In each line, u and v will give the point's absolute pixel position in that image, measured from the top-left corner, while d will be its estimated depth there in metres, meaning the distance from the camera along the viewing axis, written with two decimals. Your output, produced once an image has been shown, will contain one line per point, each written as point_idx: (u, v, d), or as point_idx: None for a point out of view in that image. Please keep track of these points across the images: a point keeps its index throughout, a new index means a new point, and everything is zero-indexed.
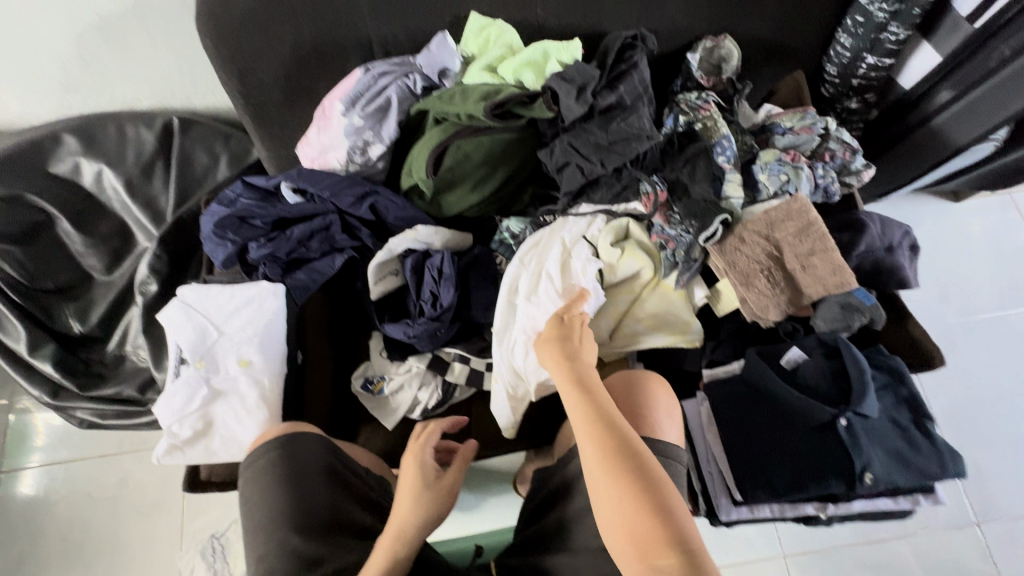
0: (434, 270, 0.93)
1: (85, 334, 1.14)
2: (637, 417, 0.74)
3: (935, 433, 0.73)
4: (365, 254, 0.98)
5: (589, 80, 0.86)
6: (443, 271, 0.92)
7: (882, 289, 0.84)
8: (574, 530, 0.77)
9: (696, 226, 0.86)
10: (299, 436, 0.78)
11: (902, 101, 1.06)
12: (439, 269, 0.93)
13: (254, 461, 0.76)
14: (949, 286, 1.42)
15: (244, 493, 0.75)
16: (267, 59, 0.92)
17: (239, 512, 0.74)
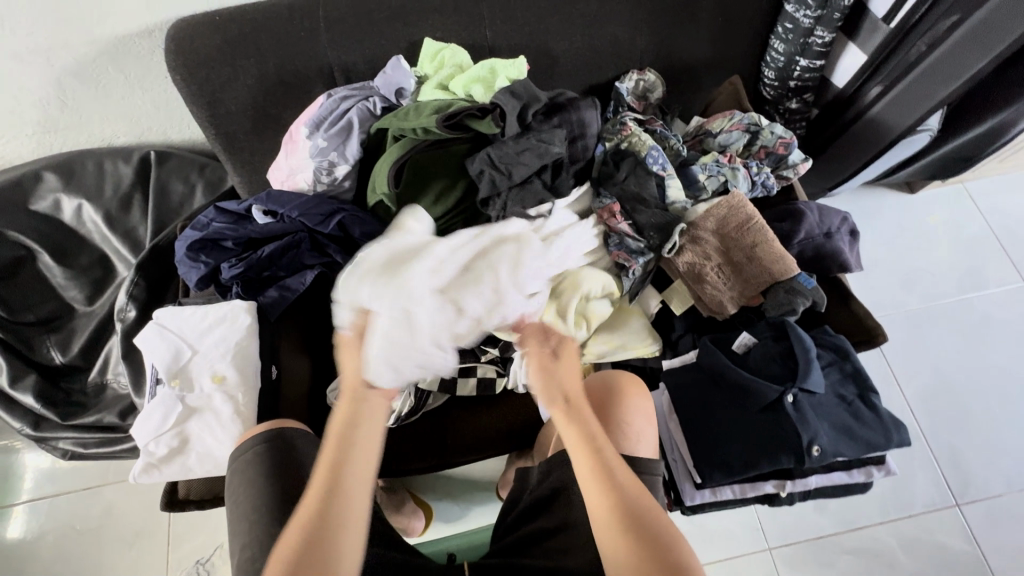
0: None
1: (67, 364, 1.16)
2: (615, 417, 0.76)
3: (880, 405, 0.76)
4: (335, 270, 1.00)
5: (533, 101, 0.91)
6: None
7: (825, 273, 0.88)
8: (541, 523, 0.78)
9: (657, 238, 0.90)
10: (284, 429, 0.80)
11: (838, 99, 1.13)
12: None
13: (241, 456, 0.77)
14: (911, 274, 1.47)
15: (229, 489, 0.75)
16: (234, 91, 0.97)
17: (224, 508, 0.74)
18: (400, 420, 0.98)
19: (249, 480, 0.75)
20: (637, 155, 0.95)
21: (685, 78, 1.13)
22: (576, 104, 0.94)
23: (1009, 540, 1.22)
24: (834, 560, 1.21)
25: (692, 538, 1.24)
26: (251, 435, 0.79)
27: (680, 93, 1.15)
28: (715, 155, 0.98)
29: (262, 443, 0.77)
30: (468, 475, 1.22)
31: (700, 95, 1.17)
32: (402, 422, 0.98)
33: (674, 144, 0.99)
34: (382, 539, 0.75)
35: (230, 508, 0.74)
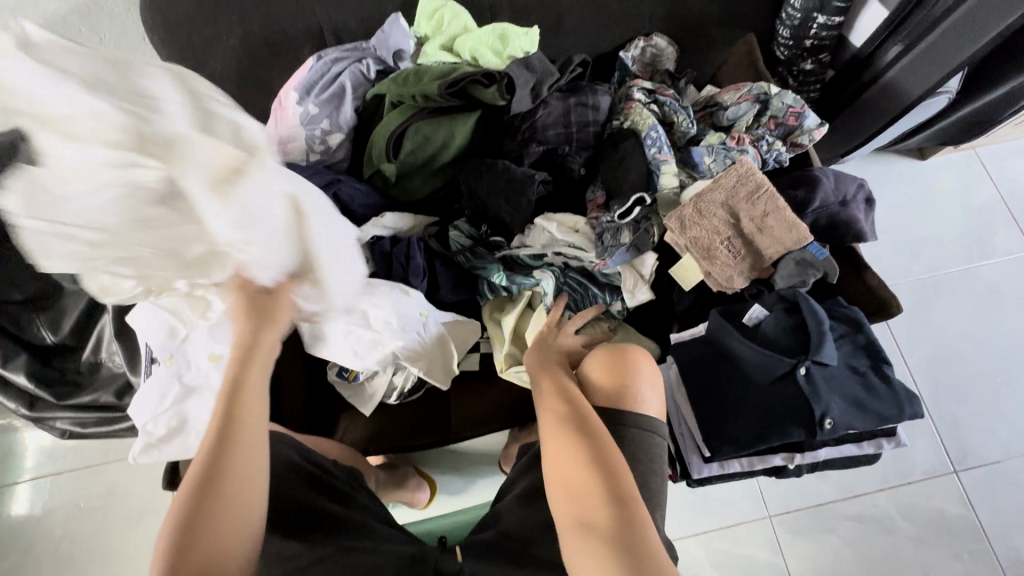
0: (401, 258, 0.94)
1: (59, 343, 1.13)
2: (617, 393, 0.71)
3: (893, 377, 0.75)
4: None
5: (545, 76, 0.91)
6: (411, 259, 0.94)
7: (839, 243, 0.86)
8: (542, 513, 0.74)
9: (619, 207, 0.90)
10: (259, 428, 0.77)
11: (856, 59, 1.07)
12: (407, 257, 0.94)
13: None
14: (918, 243, 1.45)
15: None
16: (217, 54, 0.91)
17: None
18: (402, 398, 0.98)
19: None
20: (637, 135, 0.93)
21: (696, 37, 1.06)
22: (592, 88, 0.96)
23: (1004, 504, 1.24)
24: (832, 526, 1.24)
25: (694, 506, 1.25)
26: None
27: (690, 54, 1.09)
28: (723, 137, 0.93)
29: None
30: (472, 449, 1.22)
31: (711, 58, 1.11)
32: (405, 398, 0.97)
33: (681, 121, 0.95)
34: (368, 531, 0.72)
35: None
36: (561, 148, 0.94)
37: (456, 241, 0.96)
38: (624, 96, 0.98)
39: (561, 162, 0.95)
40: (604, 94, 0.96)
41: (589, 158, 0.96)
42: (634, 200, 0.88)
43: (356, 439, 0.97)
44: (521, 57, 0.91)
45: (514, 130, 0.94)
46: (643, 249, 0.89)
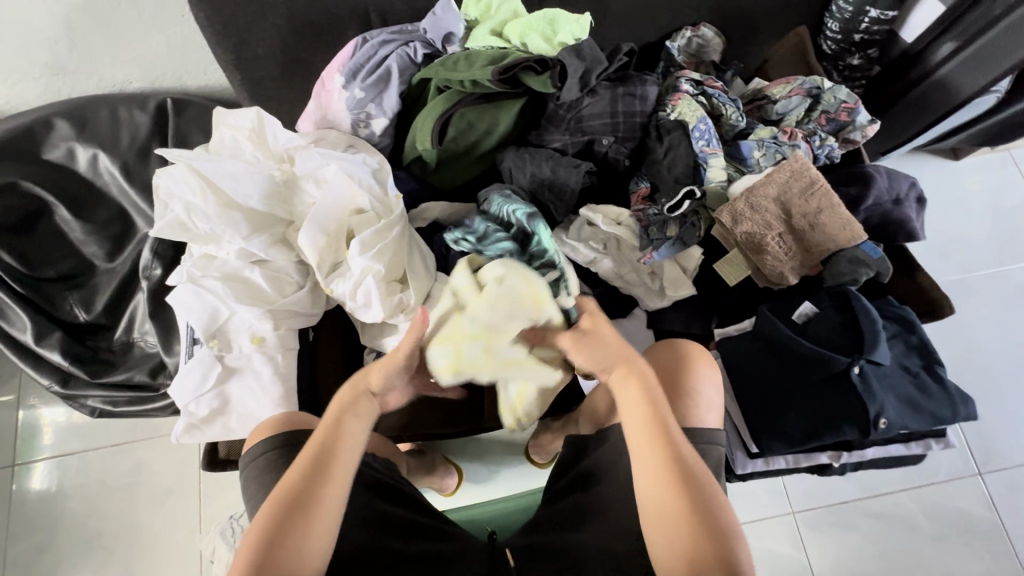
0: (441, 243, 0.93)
1: (91, 321, 1.13)
2: (682, 399, 0.71)
3: (945, 378, 0.75)
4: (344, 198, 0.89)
5: (595, 64, 0.88)
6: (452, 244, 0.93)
7: (890, 242, 0.85)
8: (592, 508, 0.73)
9: (666, 199, 0.88)
10: (298, 428, 0.75)
11: (904, 56, 1.05)
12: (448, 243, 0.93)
13: (252, 462, 0.73)
14: (949, 243, 1.44)
15: (255, 488, 0.71)
16: (262, 32, 0.89)
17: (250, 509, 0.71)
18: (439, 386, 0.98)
19: (263, 488, 0.71)
20: (685, 127, 0.91)
21: (744, 28, 1.04)
22: (641, 78, 0.94)
23: None
24: (856, 524, 1.24)
25: None
26: (267, 438, 0.74)
27: (736, 46, 1.07)
28: (773, 130, 0.93)
29: (272, 449, 0.73)
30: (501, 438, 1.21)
31: (755, 50, 1.09)
32: None
33: (730, 115, 0.93)
34: (414, 529, 0.73)
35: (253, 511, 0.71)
36: (605, 139, 0.92)
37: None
38: (671, 86, 0.96)
39: (605, 153, 0.93)
40: (653, 85, 0.93)
41: (633, 149, 0.94)
42: (684, 193, 0.86)
43: (393, 424, 0.96)
44: (571, 44, 0.88)
45: (559, 118, 0.92)
46: (688, 244, 0.88)
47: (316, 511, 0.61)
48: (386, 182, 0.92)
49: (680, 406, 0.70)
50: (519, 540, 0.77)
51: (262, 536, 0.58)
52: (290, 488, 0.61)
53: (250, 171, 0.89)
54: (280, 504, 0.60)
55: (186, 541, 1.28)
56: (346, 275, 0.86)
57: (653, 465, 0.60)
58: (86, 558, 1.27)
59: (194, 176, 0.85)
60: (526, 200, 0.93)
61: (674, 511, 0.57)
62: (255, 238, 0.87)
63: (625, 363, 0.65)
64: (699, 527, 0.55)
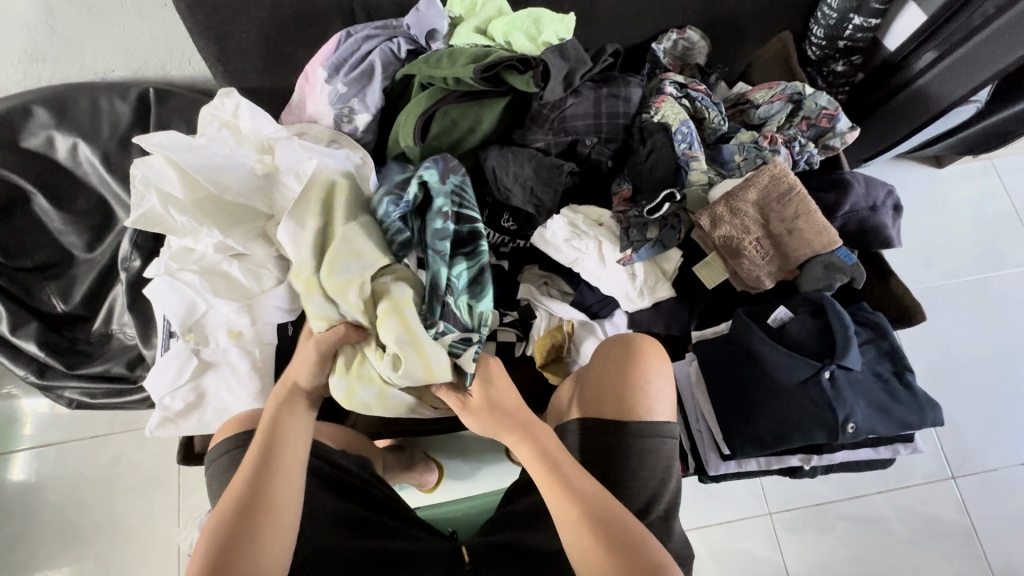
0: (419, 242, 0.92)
1: (69, 312, 1.12)
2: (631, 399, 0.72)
3: (915, 384, 0.76)
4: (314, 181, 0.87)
5: (579, 65, 0.88)
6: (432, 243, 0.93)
7: (866, 248, 0.86)
8: None
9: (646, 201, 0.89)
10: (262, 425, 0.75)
11: (886, 64, 1.06)
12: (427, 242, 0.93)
13: (217, 458, 0.73)
14: (931, 250, 1.45)
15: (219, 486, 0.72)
16: (244, 24, 0.88)
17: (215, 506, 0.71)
18: None
19: (226, 486, 0.71)
20: (667, 129, 0.92)
21: (729, 32, 1.05)
22: (625, 79, 0.94)
23: (998, 510, 1.27)
24: (831, 525, 1.26)
25: (697, 500, 1.27)
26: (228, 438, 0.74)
27: (721, 49, 1.08)
28: (755, 134, 0.93)
29: (233, 447, 0.73)
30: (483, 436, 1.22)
31: (740, 54, 1.10)
32: None
33: (712, 118, 0.94)
34: (381, 529, 0.73)
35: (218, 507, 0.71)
36: (588, 140, 0.92)
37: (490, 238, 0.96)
38: (655, 88, 0.97)
39: (588, 153, 0.92)
40: (637, 87, 0.94)
41: (616, 151, 0.95)
42: (664, 196, 0.86)
43: (371, 421, 0.96)
44: (555, 44, 0.88)
45: (542, 118, 0.92)
46: (668, 246, 0.88)
47: (272, 511, 0.62)
48: (370, 178, 0.93)
49: (624, 404, 0.72)
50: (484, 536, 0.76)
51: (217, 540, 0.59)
52: (240, 494, 0.63)
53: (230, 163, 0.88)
54: (233, 511, 0.61)
55: (163, 535, 1.27)
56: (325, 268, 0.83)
57: (556, 492, 0.64)
58: (61, 550, 1.26)
59: (172, 167, 0.85)
60: (508, 199, 0.91)
61: (581, 534, 0.61)
62: (231, 233, 0.86)
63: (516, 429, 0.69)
64: (611, 542, 0.59)
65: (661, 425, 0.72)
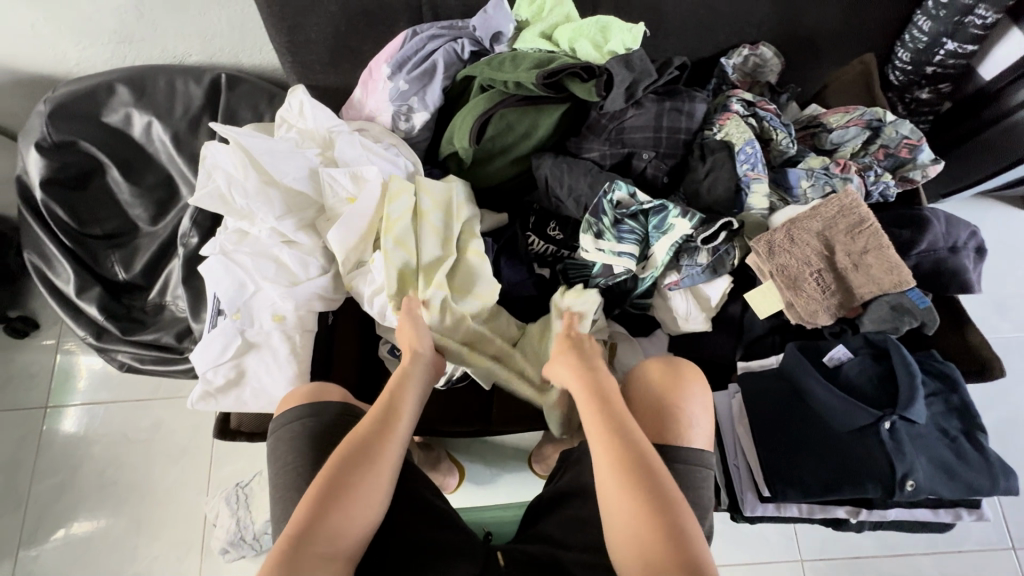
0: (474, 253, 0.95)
1: (128, 280, 1.19)
2: (667, 416, 0.69)
3: (987, 446, 0.69)
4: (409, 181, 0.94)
5: (644, 76, 0.85)
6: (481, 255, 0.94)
7: (941, 292, 0.79)
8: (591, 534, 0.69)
9: (701, 223, 0.83)
10: (334, 401, 0.75)
11: (980, 94, 0.98)
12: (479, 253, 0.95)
13: (283, 429, 0.73)
14: (1009, 298, 1.34)
15: (274, 453, 0.73)
16: (316, 17, 0.91)
17: (271, 470, 0.72)
18: (448, 383, 0.95)
19: (293, 455, 0.71)
20: (730, 149, 0.88)
21: (805, 51, 0.99)
22: (690, 94, 0.90)
23: None
24: None
25: (724, 536, 1.21)
26: (297, 407, 0.74)
27: (795, 69, 1.02)
28: (825, 160, 0.88)
29: (307, 416, 0.73)
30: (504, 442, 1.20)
31: (814, 75, 1.04)
32: (451, 384, 0.94)
33: (780, 140, 0.89)
34: (421, 517, 0.71)
35: (275, 476, 0.71)
36: (645, 154, 0.89)
37: (536, 247, 0.96)
38: (720, 105, 0.93)
39: (643, 168, 0.90)
40: (703, 103, 0.90)
41: (673, 166, 0.92)
42: (720, 224, 0.81)
43: None
44: (619, 54, 0.86)
45: (600, 127, 0.90)
46: (718, 272, 0.84)
47: (352, 492, 0.62)
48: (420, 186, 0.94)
49: (664, 423, 0.68)
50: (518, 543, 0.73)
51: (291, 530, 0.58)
52: (323, 479, 0.62)
53: (293, 154, 0.91)
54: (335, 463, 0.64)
55: (191, 502, 1.32)
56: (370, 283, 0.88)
57: (613, 476, 0.61)
58: (100, 503, 1.33)
59: (238, 150, 0.87)
60: (559, 209, 0.93)
61: (639, 538, 0.57)
62: (286, 218, 0.89)
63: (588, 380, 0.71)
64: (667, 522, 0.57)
65: (696, 452, 0.67)
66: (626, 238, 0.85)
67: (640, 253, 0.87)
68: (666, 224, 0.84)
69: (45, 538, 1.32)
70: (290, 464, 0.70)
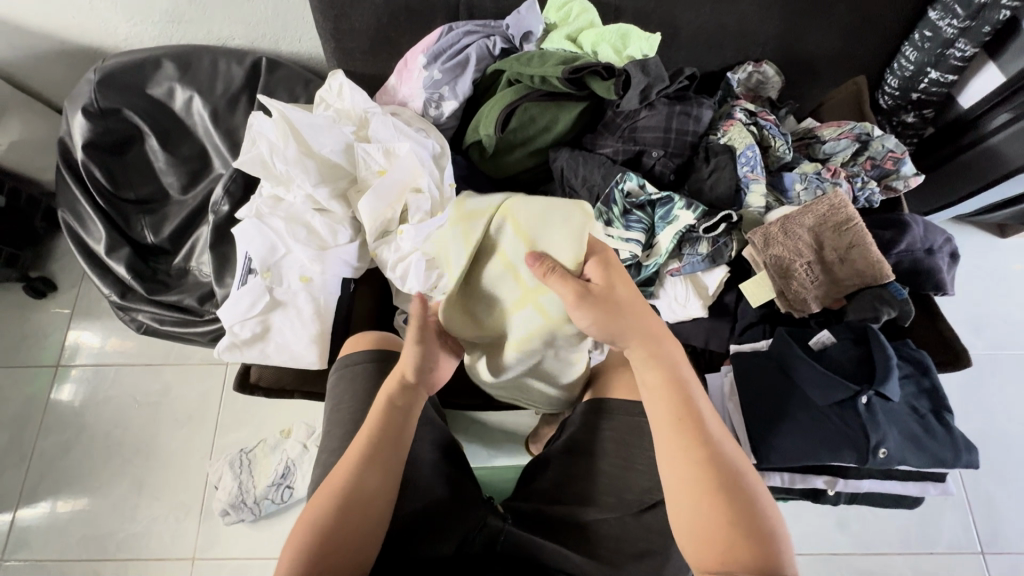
0: None
1: (156, 244, 1.24)
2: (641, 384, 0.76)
3: (953, 425, 0.78)
4: (438, 161, 1.01)
5: (657, 81, 0.94)
6: None
7: (917, 289, 0.88)
8: (595, 492, 0.73)
9: (704, 214, 0.90)
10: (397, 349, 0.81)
11: (958, 121, 1.08)
12: None
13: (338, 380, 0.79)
14: (985, 317, 1.42)
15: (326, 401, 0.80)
16: (362, 9, 1.00)
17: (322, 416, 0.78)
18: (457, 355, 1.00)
19: (343, 394, 0.77)
20: (732, 152, 0.96)
21: (804, 72, 1.09)
22: (698, 101, 0.99)
23: None
24: None
25: None
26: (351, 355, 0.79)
27: (795, 87, 1.12)
28: (818, 167, 0.97)
29: (373, 359, 0.78)
30: (490, 423, 1.15)
31: (811, 94, 1.14)
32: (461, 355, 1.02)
33: (778, 147, 0.98)
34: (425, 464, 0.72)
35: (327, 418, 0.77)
36: (655, 152, 0.97)
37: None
38: (725, 113, 1.02)
39: (653, 165, 0.98)
40: (709, 109, 0.99)
41: (680, 165, 0.99)
42: (721, 216, 0.89)
43: None
44: (637, 59, 0.94)
45: (615, 125, 0.99)
46: (717, 262, 0.91)
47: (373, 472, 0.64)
48: (444, 168, 1.01)
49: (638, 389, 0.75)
50: (518, 504, 0.75)
51: (308, 545, 0.60)
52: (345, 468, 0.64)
53: (330, 128, 0.98)
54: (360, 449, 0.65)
55: (192, 467, 1.35)
56: (395, 254, 0.95)
57: (683, 473, 0.60)
58: (102, 463, 1.36)
59: (283, 121, 0.96)
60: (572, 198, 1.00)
61: (700, 530, 0.57)
62: (321, 187, 0.96)
63: (647, 342, 0.64)
64: (728, 518, 0.57)
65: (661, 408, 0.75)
66: (635, 226, 0.92)
67: (646, 241, 0.93)
68: (671, 215, 0.92)
69: (45, 493, 1.34)
70: (344, 403, 0.76)
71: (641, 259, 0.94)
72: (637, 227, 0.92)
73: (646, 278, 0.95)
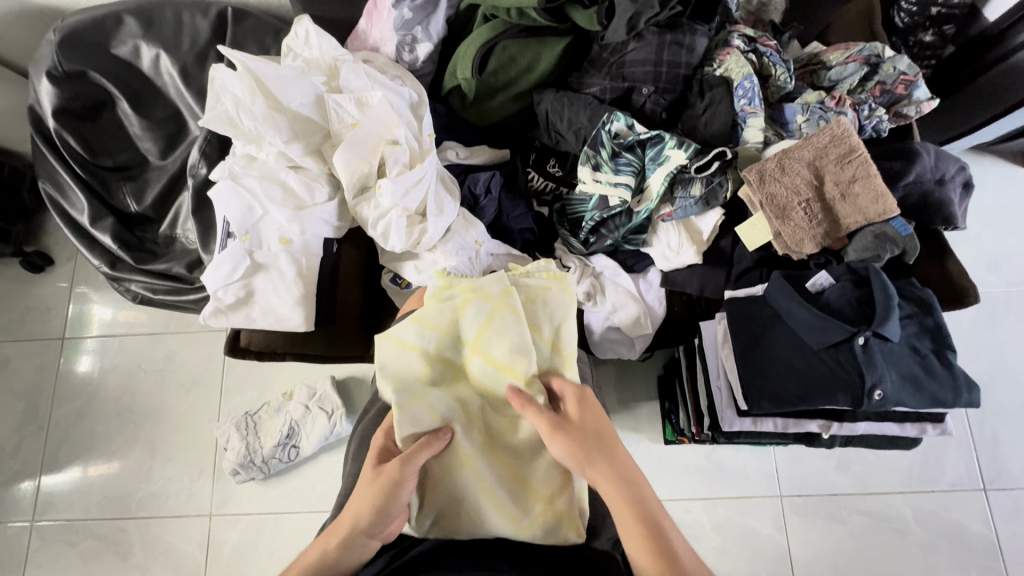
0: (479, 186, 0.97)
1: (140, 212, 1.23)
2: None
3: (954, 364, 0.76)
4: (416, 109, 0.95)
5: (646, 7, 0.84)
6: (489, 189, 0.97)
7: (925, 224, 0.83)
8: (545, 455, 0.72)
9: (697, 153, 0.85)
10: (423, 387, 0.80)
11: (983, 37, 1.00)
12: (486, 186, 0.97)
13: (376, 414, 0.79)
14: (1005, 253, 1.35)
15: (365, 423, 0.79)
16: None
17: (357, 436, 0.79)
18: None
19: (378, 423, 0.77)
20: (728, 84, 0.89)
21: None
22: (692, 27, 0.90)
23: None
24: (846, 519, 1.21)
25: (708, 473, 1.23)
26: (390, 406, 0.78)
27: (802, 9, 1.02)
28: (822, 95, 0.90)
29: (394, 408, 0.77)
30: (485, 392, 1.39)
31: (819, 15, 1.04)
32: None
33: (778, 76, 0.90)
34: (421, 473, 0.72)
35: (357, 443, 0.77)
36: (645, 88, 0.90)
37: (536, 183, 1.00)
38: (721, 40, 0.93)
39: (642, 103, 0.92)
40: (705, 36, 0.91)
41: (672, 102, 0.93)
42: (714, 154, 0.84)
43: None
44: None
45: (601, 62, 0.92)
46: (710, 204, 0.87)
47: None
48: (423, 118, 0.95)
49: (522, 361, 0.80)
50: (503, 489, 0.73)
51: None
52: None
53: (293, 77, 0.92)
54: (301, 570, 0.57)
55: (201, 430, 1.39)
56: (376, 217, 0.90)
57: None
58: (117, 429, 1.41)
59: (245, 74, 0.90)
60: (559, 143, 0.96)
61: None
62: (293, 143, 0.92)
63: (621, 487, 0.60)
64: None
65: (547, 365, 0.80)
66: (625, 169, 0.87)
67: (637, 186, 0.89)
68: (663, 155, 0.86)
69: (66, 459, 1.40)
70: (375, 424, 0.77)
71: (631, 205, 0.90)
72: (627, 170, 0.87)
73: (637, 226, 0.92)
